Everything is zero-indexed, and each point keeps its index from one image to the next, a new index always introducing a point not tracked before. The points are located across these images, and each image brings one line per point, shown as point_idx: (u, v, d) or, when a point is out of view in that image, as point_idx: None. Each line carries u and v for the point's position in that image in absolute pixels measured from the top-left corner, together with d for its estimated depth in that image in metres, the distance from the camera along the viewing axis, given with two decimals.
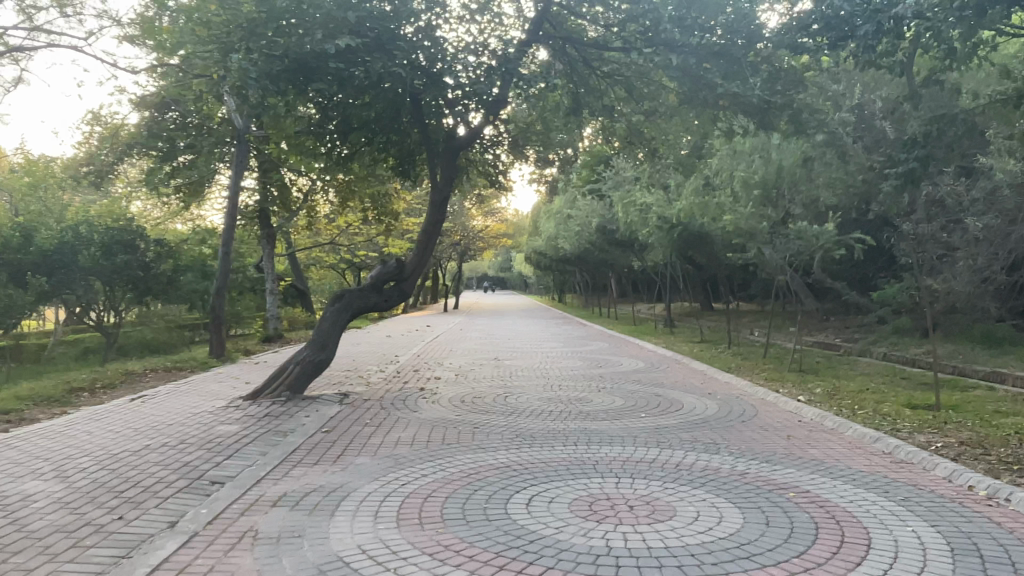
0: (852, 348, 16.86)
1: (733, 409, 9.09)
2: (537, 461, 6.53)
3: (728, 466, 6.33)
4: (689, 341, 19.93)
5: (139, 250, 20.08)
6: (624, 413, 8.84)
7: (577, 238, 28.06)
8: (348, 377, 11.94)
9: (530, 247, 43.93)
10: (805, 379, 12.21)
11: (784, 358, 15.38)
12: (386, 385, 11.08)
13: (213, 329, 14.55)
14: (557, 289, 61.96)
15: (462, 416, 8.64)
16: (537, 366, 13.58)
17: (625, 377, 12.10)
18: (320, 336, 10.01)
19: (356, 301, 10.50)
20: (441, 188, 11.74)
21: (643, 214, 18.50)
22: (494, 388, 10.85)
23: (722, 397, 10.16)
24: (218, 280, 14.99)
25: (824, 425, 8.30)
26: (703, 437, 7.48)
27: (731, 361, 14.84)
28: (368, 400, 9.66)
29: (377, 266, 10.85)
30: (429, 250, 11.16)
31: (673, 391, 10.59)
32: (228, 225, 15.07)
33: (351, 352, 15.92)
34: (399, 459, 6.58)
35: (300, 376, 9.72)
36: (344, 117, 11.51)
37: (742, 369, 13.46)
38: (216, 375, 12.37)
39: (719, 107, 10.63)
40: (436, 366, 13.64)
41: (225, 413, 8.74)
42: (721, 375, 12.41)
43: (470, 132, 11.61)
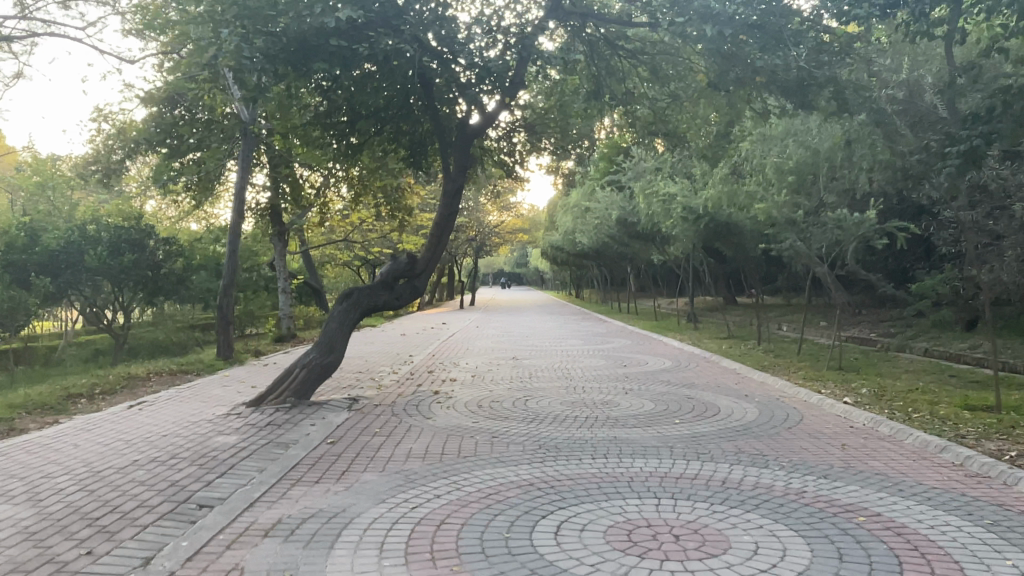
0: (890, 343, 15.98)
1: (775, 414, 8.31)
2: (564, 479, 5.81)
3: (782, 484, 5.58)
4: (715, 337, 19.07)
5: (147, 249, 19.60)
6: (655, 419, 8.11)
7: (596, 231, 27.28)
8: (359, 380, 11.28)
9: (548, 243, 43.17)
10: (846, 378, 11.41)
11: (819, 355, 14.53)
12: (398, 388, 10.41)
13: (220, 331, 13.95)
14: (574, 284, 61.12)
15: (480, 424, 7.94)
16: (560, 366, 12.84)
17: (654, 378, 11.33)
18: (327, 336, 9.36)
19: (365, 299, 9.83)
20: (454, 177, 10.79)
21: (666, 206, 17.67)
22: (514, 391, 10.13)
23: (761, 400, 9.38)
24: (225, 278, 14.39)
25: (879, 431, 7.52)
26: (748, 448, 6.73)
27: (764, 358, 14.04)
28: (378, 405, 8.98)
29: (388, 262, 10.16)
30: (443, 245, 10.47)
31: (706, 393, 9.82)
32: (235, 221, 14.48)
33: (363, 353, 15.29)
34: (410, 476, 5.90)
35: (307, 380, 9.06)
36: (352, 103, 10.84)
37: (777, 367, 12.68)
38: (222, 378, 11.77)
39: (753, 85, 9.81)
40: (453, 367, 12.96)
41: (225, 421, 8.11)
42: (756, 374, 11.62)
43: (483, 117, 10.78)
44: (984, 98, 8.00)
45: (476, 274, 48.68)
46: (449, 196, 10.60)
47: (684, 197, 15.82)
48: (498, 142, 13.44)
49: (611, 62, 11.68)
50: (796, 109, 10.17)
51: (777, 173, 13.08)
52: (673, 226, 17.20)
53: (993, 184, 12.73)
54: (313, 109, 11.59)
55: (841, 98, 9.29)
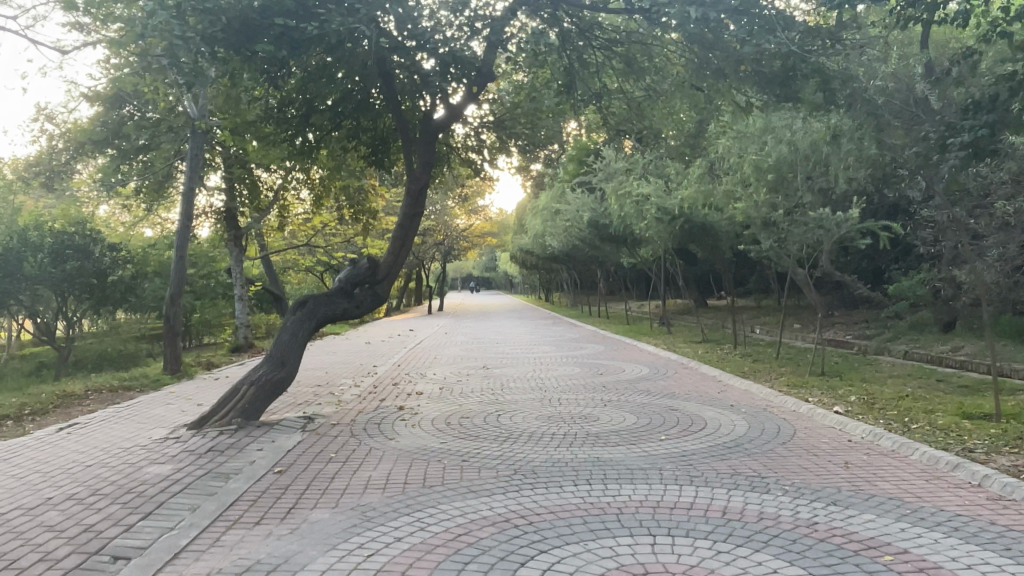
0: (869, 345, 15.60)
1: (767, 428, 7.71)
2: (543, 513, 5.08)
3: (789, 514, 4.93)
4: (690, 342, 18.54)
5: (93, 256, 18.56)
6: (638, 435, 7.44)
7: (566, 234, 26.70)
8: (315, 396, 10.44)
9: (517, 246, 42.53)
10: (832, 385, 10.90)
11: (799, 359, 14.06)
12: (359, 404, 9.60)
13: (166, 343, 13.00)
14: (544, 288, 60.53)
15: (448, 445, 7.19)
16: (534, 376, 12.12)
17: (632, 387, 10.67)
18: (279, 350, 8.54)
19: (321, 308, 9.02)
20: (418, 176, 9.96)
21: (639, 207, 17.07)
22: (485, 405, 9.38)
23: (748, 411, 8.78)
24: (173, 286, 13.43)
25: (881, 446, 6.97)
26: (744, 469, 6.10)
27: (743, 364, 13.51)
28: (335, 425, 8.17)
29: (346, 268, 9.38)
30: (407, 249, 9.70)
31: (689, 404, 9.21)
32: (183, 225, 13.52)
33: (324, 364, 14.43)
34: (367, 513, 5.13)
35: (257, 398, 8.21)
36: (308, 95, 10.06)
37: (758, 374, 12.15)
38: (167, 395, 10.85)
39: (736, 76, 9.23)
40: (419, 378, 12.17)
41: (162, 447, 7.25)
42: (738, 381, 11.05)
43: (448, 110, 10.05)
44: (983, 88, 7.52)
45: (443, 278, 47.72)
46: (412, 196, 9.80)
47: (658, 198, 15.27)
48: (464, 139, 12.72)
49: (584, 53, 11.02)
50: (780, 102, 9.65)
51: (757, 172, 12.56)
52: (647, 228, 16.63)
53: (976, 182, 12.36)
54: (265, 103, 10.76)
55: (828, 90, 8.77)
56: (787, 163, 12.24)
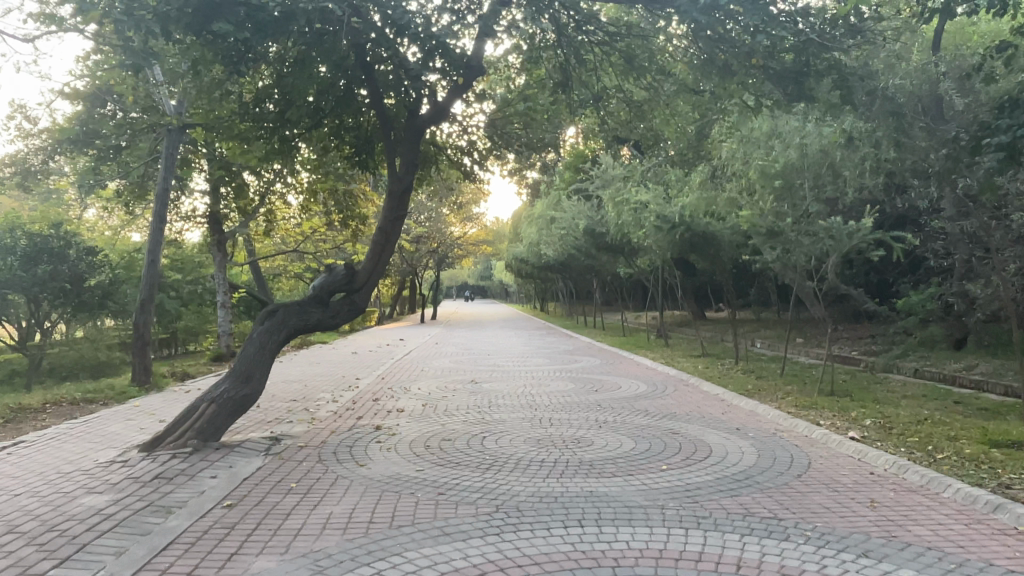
0: (876, 362, 14.91)
1: (777, 457, 6.99)
2: (526, 565, 4.33)
3: (814, 569, 4.20)
4: (690, 355, 17.84)
5: (68, 260, 17.72)
6: (636, 464, 6.70)
7: (562, 242, 26.05)
8: (287, 412, 9.69)
9: (512, 255, 41.87)
10: (842, 406, 10.19)
11: (805, 377, 13.37)
12: (333, 423, 8.83)
13: (135, 353, 12.26)
14: (539, 297, 59.83)
15: (424, 474, 6.43)
16: (524, 392, 11.38)
17: (629, 406, 9.95)
18: (243, 364, 7.79)
19: (292, 319, 8.28)
20: (401, 177, 9.26)
21: (638, 214, 16.39)
22: (470, 426, 8.62)
23: (755, 435, 8.05)
24: (143, 293, 12.67)
25: (906, 480, 6.26)
26: (757, 508, 5.37)
27: (745, 381, 12.80)
28: (303, 448, 7.41)
29: (321, 275, 8.67)
30: (388, 255, 8.99)
31: (690, 426, 8.49)
32: (156, 229, 12.79)
33: (304, 376, 13.68)
34: (320, 563, 4.37)
35: (216, 417, 7.45)
36: (286, 89, 9.38)
37: (763, 392, 11.44)
38: (129, 410, 10.08)
39: (748, 72, 8.56)
40: (402, 393, 11.43)
41: (104, 474, 6.49)
42: (742, 401, 10.33)
43: (435, 107, 9.35)
44: (1021, 83, 6.85)
45: (437, 285, 46.99)
46: (394, 198, 9.09)
47: (658, 205, 14.59)
48: (453, 141, 12.06)
49: (582, 51, 10.41)
50: (794, 102, 8.97)
51: (763, 178, 11.88)
52: (646, 237, 15.94)
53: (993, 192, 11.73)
54: (239, 97, 10.08)
55: (846, 88, 8.10)
56: (795, 169, 11.56)
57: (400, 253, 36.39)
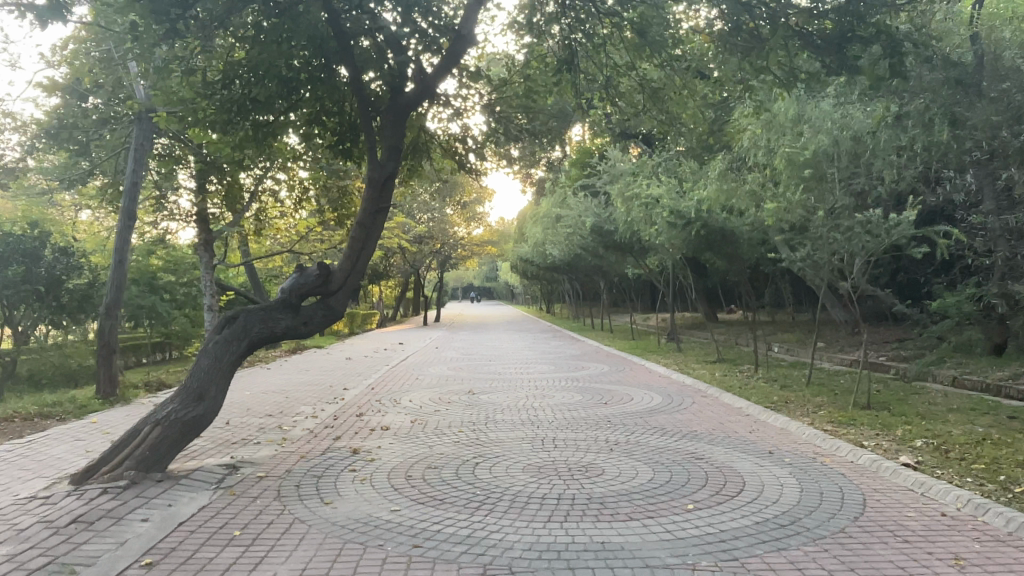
0: (909, 370, 13.73)
1: (823, 494, 5.85)
2: None
3: None
4: (704, 361, 16.70)
5: (43, 261, 16.65)
6: (656, 502, 5.56)
7: (568, 241, 25.01)
8: (256, 431, 8.61)
9: (517, 256, 40.78)
10: (883, 422, 9.04)
11: (834, 387, 12.20)
12: (305, 445, 7.73)
13: (99, 362, 11.27)
14: (545, 298, 58.66)
15: (397, 517, 5.30)
16: (527, 406, 10.23)
17: (642, 423, 8.82)
18: (196, 380, 6.73)
19: (256, 327, 7.19)
20: (384, 162, 8.03)
21: (650, 210, 15.26)
22: (461, 449, 7.48)
23: (793, 462, 6.91)
24: (109, 297, 11.63)
25: (990, 525, 5.11)
26: (813, 570, 4.24)
27: (769, 391, 11.67)
28: (262, 480, 6.30)
29: (292, 275, 7.60)
30: (368, 252, 7.89)
31: (713, 450, 7.35)
32: (125, 226, 11.75)
33: (287, 387, 12.59)
34: None
35: (160, 442, 6.36)
36: (255, 66, 8.32)
37: (791, 406, 10.29)
38: (84, 427, 9.03)
39: (782, 39, 7.45)
40: (390, 407, 10.31)
41: (15, 514, 5.40)
42: (769, 417, 9.18)
43: (421, 84, 8.21)
44: None
45: (441, 286, 45.89)
46: (376, 188, 7.90)
47: (671, 200, 13.45)
48: (446, 129, 10.97)
49: (587, 25, 9.40)
50: (829, 75, 7.90)
51: (790, 168, 10.74)
52: (658, 235, 14.80)
53: None
54: (202, 76, 8.97)
55: (896, 54, 6.99)
56: (826, 157, 10.42)
57: (402, 254, 35.33)
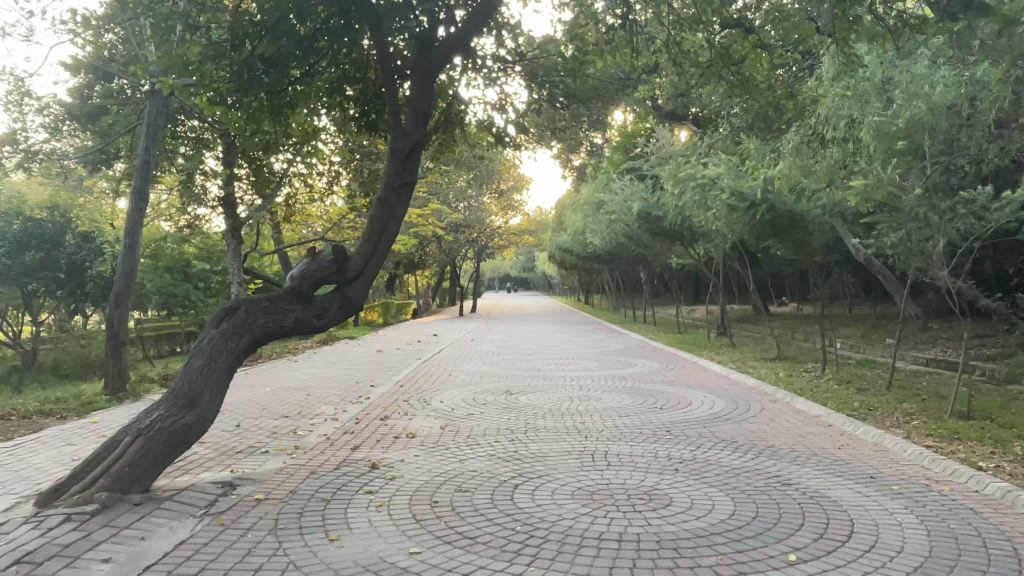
0: (1002, 372, 12.16)
1: (959, 541, 4.57)
2: None
3: None
4: (763, 359, 15.31)
5: (64, 248, 15.97)
6: (746, 550, 4.34)
7: (612, 229, 23.71)
8: (266, 437, 7.62)
9: (556, 246, 39.47)
10: (996, 437, 7.64)
11: (920, 392, 10.79)
12: (317, 458, 6.68)
13: (108, 355, 10.48)
14: (585, 289, 57.25)
15: (414, 565, 4.17)
16: (572, 411, 9.05)
17: (708, 435, 7.56)
18: (188, 383, 5.73)
19: (259, 320, 6.14)
20: (409, 130, 6.87)
21: (707, 193, 13.92)
22: (498, 467, 6.33)
23: (906, 492, 5.60)
24: (119, 285, 10.79)
25: None
26: None
27: (846, 396, 10.30)
28: (260, 505, 5.27)
29: (303, 261, 6.56)
30: (390, 235, 6.78)
31: (801, 475, 6.10)
32: (135, 207, 10.86)
33: (310, 383, 11.64)
34: None
35: (141, 457, 5.37)
36: (267, 18, 7.25)
37: (877, 414, 8.94)
38: (80, 430, 8.14)
39: None
40: (419, 409, 9.23)
41: None
42: (858, 430, 7.84)
43: (453, 36, 7.05)
44: None
45: (477, 275, 44.81)
46: (400, 159, 6.75)
47: (733, 180, 12.11)
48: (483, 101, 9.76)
49: None
50: (945, 20, 6.56)
51: (878, 140, 9.35)
52: (715, 220, 13.48)
53: None
54: (208, 35, 7.94)
55: None
56: (923, 126, 8.99)
57: (439, 242, 34.34)
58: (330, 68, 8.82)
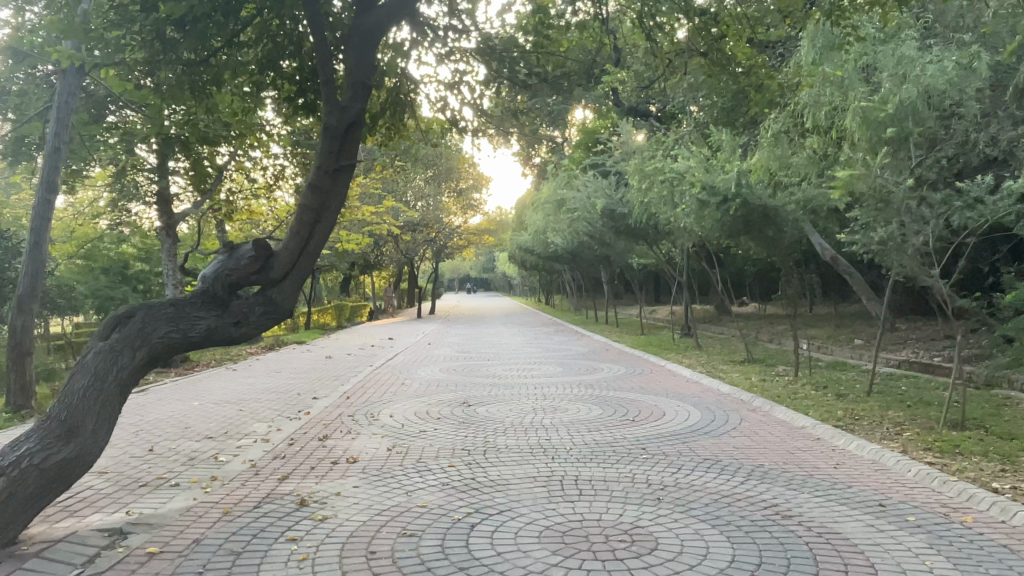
0: (981, 374, 11.66)
1: None
2: None
3: None
4: (732, 362, 14.67)
5: None
6: None
7: (574, 227, 22.97)
8: (180, 465, 6.54)
9: (517, 246, 38.64)
10: (998, 450, 6.98)
11: (903, 398, 10.17)
12: (236, 493, 5.62)
13: (9, 368, 9.50)
14: (544, 289, 56.45)
15: None
16: (535, 425, 8.12)
17: (690, 454, 6.72)
18: (66, 408, 4.66)
19: (159, 330, 5.08)
20: (346, 104, 5.83)
21: (676, 188, 13.19)
22: (452, 501, 5.35)
23: (926, 527, 4.81)
24: (23, 288, 9.55)
25: None
26: None
27: (826, 403, 9.64)
28: (152, 562, 4.23)
29: (218, 258, 5.53)
30: (325, 228, 5.78)
31: (801, 504, 5.28)
32: (41, 199, 9.60)
33: (245, 396, 10.52)
34: None
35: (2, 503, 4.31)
36: None
37: (865, 424, 8.25)
38: None
39: None
40: (365, 425, 8.22)
41: None
42: (851, 446, 7.09)
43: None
44: None
45: (435, 276, 43.70)
46: (336, 138, 5.72)
47: (704, 173, 11.38)
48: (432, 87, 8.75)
49: None
50: None
51: (863, 127, 8.69)
52: (684, 216, 12.74)
53: None
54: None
55: None
56: (913, 113, 8.30)
57: (395, 242, 33.18)
58: (258, 38, 7.76)
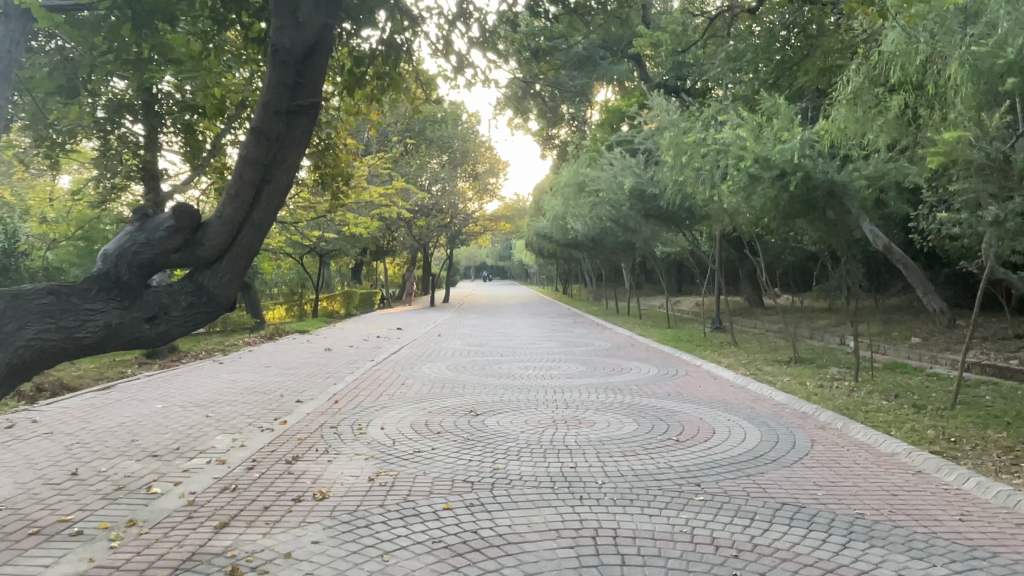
0: None
1: None
2: None
3: None
4: (777, 361, 13.01)
5: None
6: None
7: (597, 210, 21.29)
8: (97, 500, 5.04)
9: (535, 233, 36.94)
10: None
11: (997, 411, 8.48)
12: (150, 550, 4.10)
13: None
14: (562, 278, 54.58)
15: None
16: (557, 446, 6.56)
17: (762, 497, 5.10)
18: None
19: (30, 328, 3.57)
20: (305, 18, 4.20)
21: (719, 163, 11.52)
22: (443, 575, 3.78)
23: None
24: None
25: None
26: None
27: (906, 418, 8.00)
28: None
29: (128, 230, 4.05)
30: (276, 191, 4.22)
31: None
32: None
33: (219, 398, 9.04)
34: None
35: None
36: None
37: (971, 450, 6.60)
38: None
39: None
40: (348, 442, 6.69)
41: None
42: (971, 487, 5.42)
43: None
44: None
45: (450, 263, 42.14)
46: (290, 63, 4.12)
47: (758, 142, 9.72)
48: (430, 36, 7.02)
49: None
50: None
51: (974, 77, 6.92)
52: (730, 194, 11.05)
53: None
54: None
55: None
56: None
57: (408, 228, 31.71)
58: None
